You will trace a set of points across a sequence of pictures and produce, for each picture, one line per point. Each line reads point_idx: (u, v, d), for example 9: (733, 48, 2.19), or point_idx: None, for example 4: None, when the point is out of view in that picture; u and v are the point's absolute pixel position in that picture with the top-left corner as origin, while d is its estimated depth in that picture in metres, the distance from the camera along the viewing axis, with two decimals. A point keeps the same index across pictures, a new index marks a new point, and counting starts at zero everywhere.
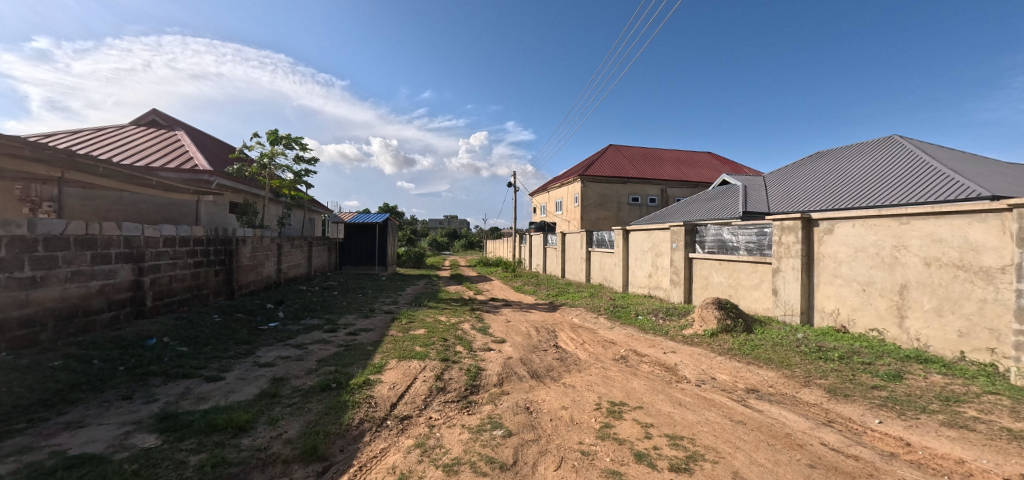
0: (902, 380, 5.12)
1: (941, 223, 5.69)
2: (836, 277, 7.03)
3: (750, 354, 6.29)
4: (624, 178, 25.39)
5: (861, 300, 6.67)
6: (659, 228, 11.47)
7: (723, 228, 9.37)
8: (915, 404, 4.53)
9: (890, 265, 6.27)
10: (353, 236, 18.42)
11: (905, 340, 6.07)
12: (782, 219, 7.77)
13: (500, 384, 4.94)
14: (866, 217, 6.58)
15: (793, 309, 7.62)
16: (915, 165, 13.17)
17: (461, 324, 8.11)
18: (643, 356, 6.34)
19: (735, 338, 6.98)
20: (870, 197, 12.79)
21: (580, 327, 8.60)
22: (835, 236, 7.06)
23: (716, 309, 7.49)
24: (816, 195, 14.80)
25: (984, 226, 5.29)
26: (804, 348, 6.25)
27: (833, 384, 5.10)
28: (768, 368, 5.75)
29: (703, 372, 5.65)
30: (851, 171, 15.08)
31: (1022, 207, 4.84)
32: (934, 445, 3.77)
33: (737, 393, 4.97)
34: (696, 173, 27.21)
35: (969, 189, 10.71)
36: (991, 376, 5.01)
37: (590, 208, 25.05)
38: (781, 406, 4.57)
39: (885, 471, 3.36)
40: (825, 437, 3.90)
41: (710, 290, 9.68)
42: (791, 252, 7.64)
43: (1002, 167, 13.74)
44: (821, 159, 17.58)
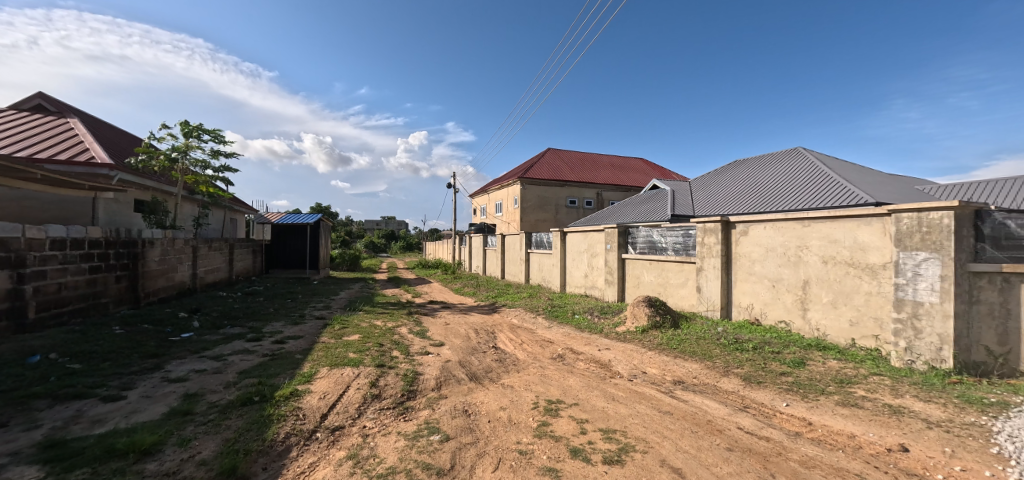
0: (805, 366, 5.70)
1: (836, 225, 6.39)
2: (751, 274, 7.68)
3: (676, 348, 6.69)
4: (562, 181, 26.06)
5: (771, 295, 7.34)
6: (594, 229, 11.89)
7: (653, 229, 9.90)
8: (816, 387, 5.05)
9: (796, 263, 6.95)
10: (281, 237, 17.32)
11: (808, 330, 6.76)
12: (704, 221, 8.35)
13: (438, 388, 4.87)
14: (776, 220, 7.25)
15: (714, 304, 8.21)
16: (816, 174, 14.71)
17: (398, 328, 7.90)
18: (579, 354, 6.54)
19: (663, 333, 7.40)
20: (779, 202, 14.10)
21: (519, 327, 8.69)
22: (749, 237, 7.70)
23: (646, 307, 7.91)
24: (734, 200, 16.07)
25: (869, 228, 6.01)
26: (723, 341, 6.75)
27: (747, 373, 5.57)
28: (692, 360, 6.16)
29: (635, 367, 5.94)
30: (764, 179, 16.55)
31: (899, 211, 5.56)
32: (831, 423, 4.22)
33: (665, 385, 5.26)
34: (629, 178, 28.52)
35: (858, 196, 12.14)
36: (876, 360, 5.71)
37: (529, 210, 25.43)
38: (703, 395, 4.92)
39: (792, 449, 3.71)
40: (741, 421, 4.24)
41: (642, 288, 10.19)
42: (712, 252, 8.24)
43: (884, 177, 15.72)
44: (739, 167, 19.12)
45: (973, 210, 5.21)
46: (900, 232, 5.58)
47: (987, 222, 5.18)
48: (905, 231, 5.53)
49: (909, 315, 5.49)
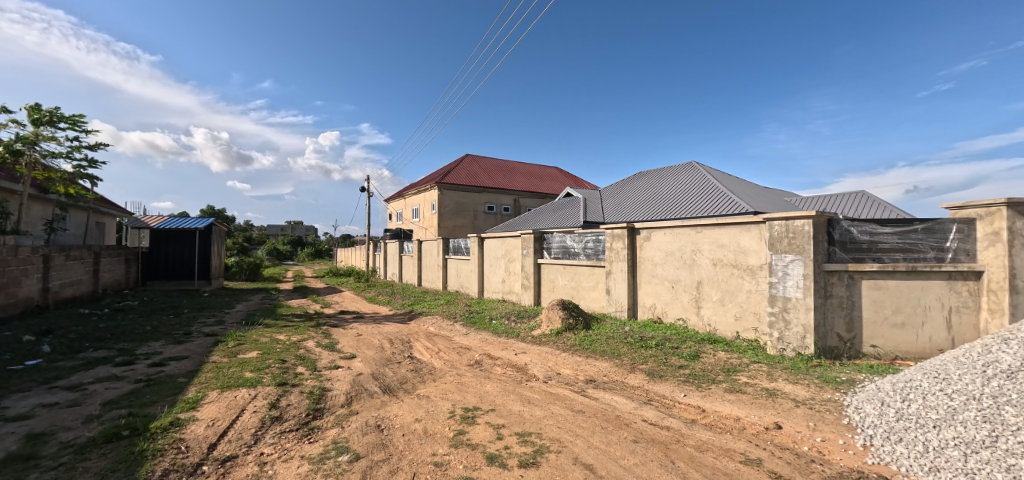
0: (699, 359, 6.29)
1: (723, 231, 7.15)
2: (653, 276, 8.31)
3: (588, 348, 7.02)
4: (480, 187, 26.19)
5: (670, 295, 8.01)
6: (511, 235, 12.10)
7: (566, 235, 10.32)
8: (708, 377, 5.59)
9: (690, 265, 7.66)
10: (163, 243, 15.29)
11: (701, 325, 7.48)
12: (612, 228, 8.88)
13: (349, 404, 4.60)
14: (673, 226, 7.93)
15: (622, 305, 8.76)
16: (707, 186, 16.42)
17: (304, 342, 7.34)
18: (496, 359, 6.59)
19: (576, 335, 7.72)
20: (677, 211, 15.49)
21: (435, 335, 8.53)
22: (651, 242, 8.33)
23: (560, 309, 8.20)
24: (639, 208, 17.34)
25: (749, 233, 6.81)
26: (630, 339, 7.21)
27: (651, 368, 6.00)
28: (602, 359, 6.49)
29: (550, 368, 6.11)
30: (664, 189, 18.07)
31: (772, 219, 6.37)
32: (721, 409, 4.69)
33: (578, 384, 5.48)
34: (544, 185, 29.48)
35: (740, 206, 13.75)
36: (756, 349, 6.48)
37: (447, 216, 25.17)
38: (612, 392, 5.20)
39: (689, 436, 4.06)
40: (646, 414, 4.55)
41: (556, 292, 10.56)
42: (619, 257, 8.78)
43: (760, 190, 17.97)
44: (643, 178, 20.66)
45: (826, 219, 6.14)
46: (773, 237, 6.39)
47: (836, 229, 6.18)
48: (776, 236, 6.34)
49: (780, 309, 6.30)
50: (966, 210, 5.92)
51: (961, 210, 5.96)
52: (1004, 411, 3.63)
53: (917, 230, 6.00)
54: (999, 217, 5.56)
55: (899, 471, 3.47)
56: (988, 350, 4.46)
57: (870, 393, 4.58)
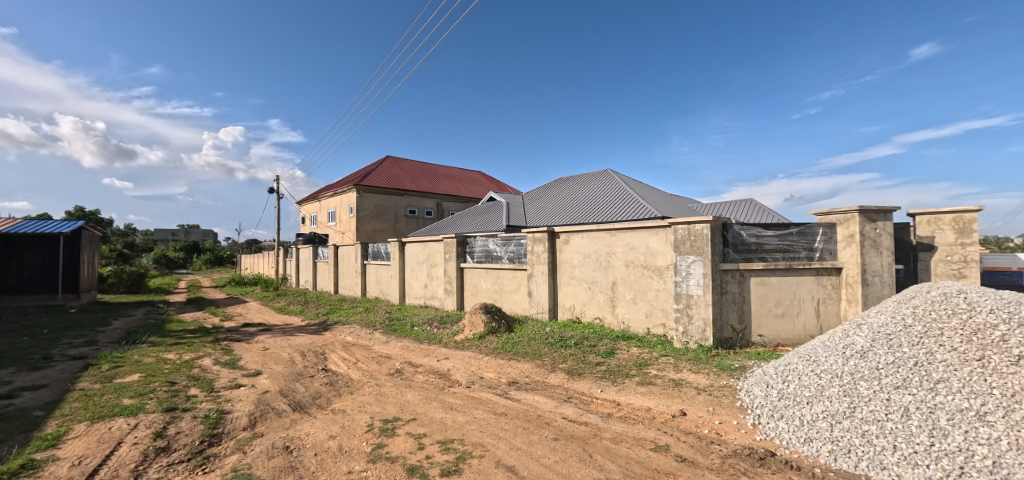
0: (614, 355, 6.65)
1: (635, 234, 7.64)
2: (572, 278, 8.65)
3: (511, 350, 7.11)
4: (401, 190, 25.47)
5: (588, 296, 8.39)
6: (433, 239, 11.90)
7: (489, 239, 10.39)
8: (622, 372, 5.94)
9: (606, 267, 8.08)
10: (14, 251, 12.90)
11: (616, 323, 7.92)
12: (533, 231, 9.09)
13: (252, 426, 4.21)
14: (590, 230, 8.32)
15: (543, 307, 8.99)
16: (621, 193, 17.47)
17: (199, 360, 6.60)
18: (418, 367, 6.43)
19: (499, 338, 7.78)
20: (594, 215, 16.29)
21: (353, 345, 8.12)
22: (570, 245, 8.67)
23: (483, 313, 8.21)
24: (559, 213, 17.96)
25: (657, 236, 7.34)
26: (551, 340, 7.43)
27: (570, 366, 6.23)
28: (525, 361, 6.61)
29: (472, 373, 6.09)
30: (582, 195, 18.90)
31: (676, 224, 6.93)
32: (634, 402, 4.99)
33: (500, 387, 5.52)
34: (468, 189, 29.45)
35: (650, 211, 14.80)
36: (664, 343, 7.01)
37: (366, 220, 24.12)
38: (534, 392, 5.31)
39: (605, 429, 4.26)
40: (565, 411, 4.71)
41: (480, 296, 10.57)
42: (540, 260, 9.01)
43: (667, 197, 19.48)
44: (562, 184, 21.45)
45: (722, 223, 6.81)
46: (677, 240, 6.95)
47: (729, 232, 6.88)
48: (680, 239, 6.91)
49: (684, 305, 6.87)
50: (829, 216, 6.91)
51: (825, 215, 6.94)
52: (859, 386, 4.26)
53: (793, 233, 6.87)
54: (854, 222, 6.58)
55: (782, 444, 3.93)
56: (846, 333, 5.21)
57: (758, 377, 5.14)
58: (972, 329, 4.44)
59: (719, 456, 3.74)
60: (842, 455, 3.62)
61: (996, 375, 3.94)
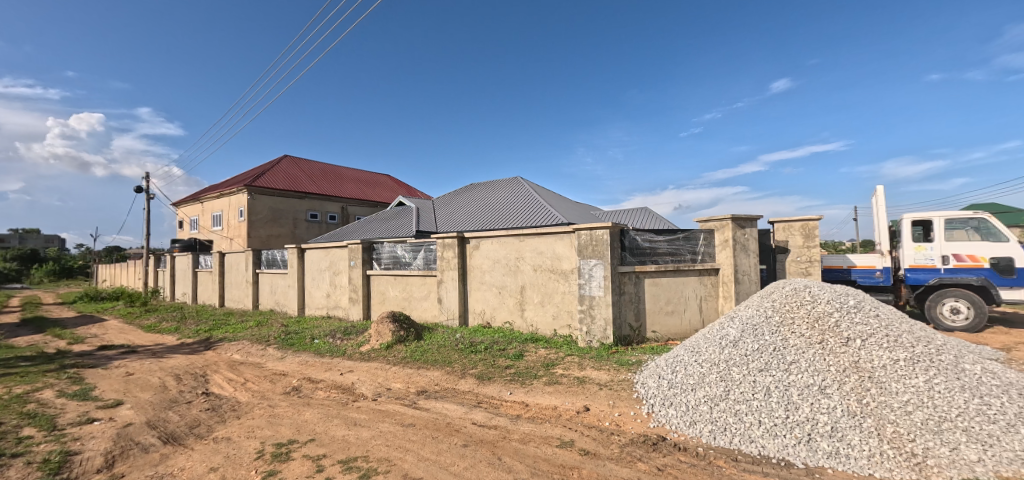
0: (523, 357, 6.82)
1: (542, 240, 7.92)
2: (482, 283, 8.71)
3: (420, 359, 6.95)
4: (301, 192, 23.66)
5: (498, 300, 8.51)
6: (336, 245, 11.22)
7: (397, 245, 10.06)
8: (530, 373, 6.11)
9: (514, 272, 8.27)
10: None
11: (525, 326, 8.13)
12: (443, 237, 9.00)
13: (110, 467, 3.61)
14: (499, 236, 8.45)
15: (453, 313, 8.92)
16: (530, 200, 18.02)
17: (37, 394, 5.49)
18: (318, 382, 6.01)
19: (407, 347, 7.57)
20: (504, 221, 16.60)
21: (242, 363, 7.34)
22: (480, 251, 8.72)
23: (390, 322, 7.91)
24: (470, 219, 18.02)
25: (562, 241, 7.68)
26: (461, 346, 7.40)
27: (480, 371, 6.26)
28: (434, 368, 6.50)
29: (379, 385, 5.83)
30: (493, 201, 19.18)
31: (579, 229, 7.31)
32: (541, 401, 5.16)
33: (408, 397, 5.36)
34: (376, 193, 28.30)
35: (557, 218, 15.47)
36: (570, 343, 7.36)
37: (259, 224, 22.00)
38: (444, 400, 5.24)
39: (513, 431, 4.35)
40: (475, 416, 4.72)
41: (388, 304, 10.20)
42: (450, 266, 8.94)
43: (573, 205, 20.53)
44: (473, 190, 21.56)
45: (620, 229, 7.33)
46: (581, 244, 7.34)
47: (627, 237, 7.43)
48: (583, 244, 7.31)
49: (587, 306, 7.26)
50: (709, 223, 7.79)
51: (706, 222, 7.82)
52: (732, 371, 4.85)
53: (680, 237, 7.63)
54: (728, 228, 7.51)
55: (671, 429, 4.32)
56: (722, 326, 5.91)
57: (651, 369, 5.62)
58: (815, 318, 5.30)
59: (619, 445, 4.01)
60: (719, 434, 4.09)
61: (832, 354, 4.73)
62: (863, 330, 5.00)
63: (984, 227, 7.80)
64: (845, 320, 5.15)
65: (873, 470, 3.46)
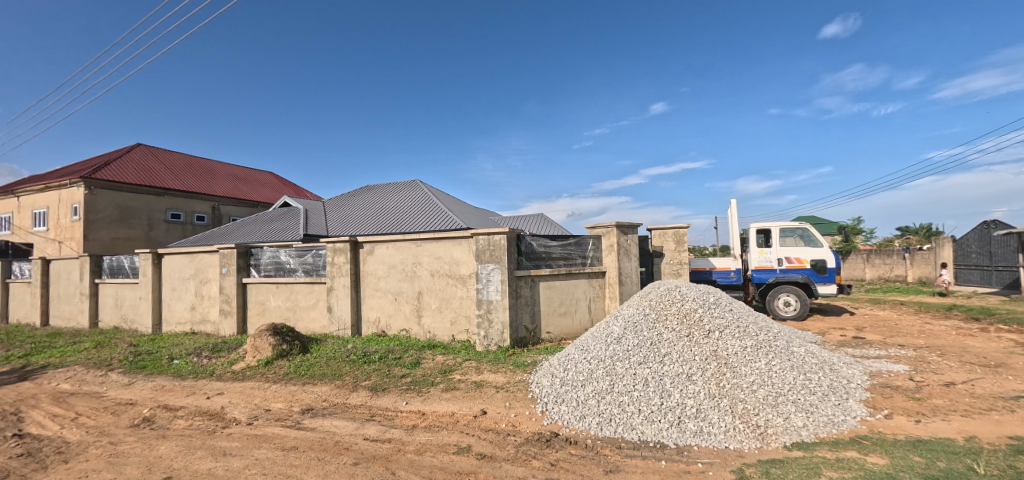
0: (420, 365, 6.66)
1: (440, 245, 7.82)
2: (377, 290, 8.33)
3: (305, 374, 6.40)
4: (158, 188, 20.43)
5: (394, 307, 8.21)
6: (203, 250, 9.88)
7: (279, 250, 9.18)
8: (427, 381, 5.99)
9: (411, 277, 8.05)
10: None
11: (422, 333, 7.96)
12: (333, 241, 8.42)
13: None
14: (395, 240, 8.16)
15: (344, 323, 8.39)
16: (429, 203, 17.73)
17: None
18: (179, 409, 5.23)
19: (291, 362, 6.93)
20: (401, 225, 16.10)
21: (73, 394, 6.09)
22: (374, 256, 8.34)
23: (270, 335, 7.17)
24: (364, 222, 17.15)
25: (460, 246, 7.67)
26: (353, 357, 6.99)
27: (374, 383, 5.97)
28: (322, 383, 6.04)
29: (256, 407, 5.24)
30: (389, 204, 18.50)
31: (477, 234, 7.37)
32: (438, 409, 5.08)
33: (291, 418, 4.90)
34: (255, 192, 25.54)
35: (456, 222, 15.43)
36: (468, 348, 7.37)
37: (101, 225, 18.47)
38: (333, 417, 4.89)
39: (408, 442, 4.21)
40: (367, 431, 4.48)
41: (268, 316, 9.25)
42: (341, 272, 8.39)
43: (472, 209, 20.66)
44: (368, 192, 20.58)
45: (516, 234, 7.53)
46: (479, 249, 7.39)
47: (523, 242, 7.67)
48: (481, 249, 7.36)
49: (485, 311, 7.32)
50: (597, 229, 8.38)
51: (594, 228, 8.40)
52: (616, 365, 5.26)
53: (572, 242, 8.09)
54: (613, 234, 8.16)
55: (563, 424, 4.55)
56: (608, 324, 6.38)
57: (545, 369, 5.86)
58: (683, 313, 5.98)
59: (514, 445, 4.10)
60: (605, 425, 4.40)
61: (697, 345, 5.39)
62: (720, 323, 5.78)
63: (806, 235, 9.54)
64: (706, 315, 5.90)
65: (728, 442, 4.00)
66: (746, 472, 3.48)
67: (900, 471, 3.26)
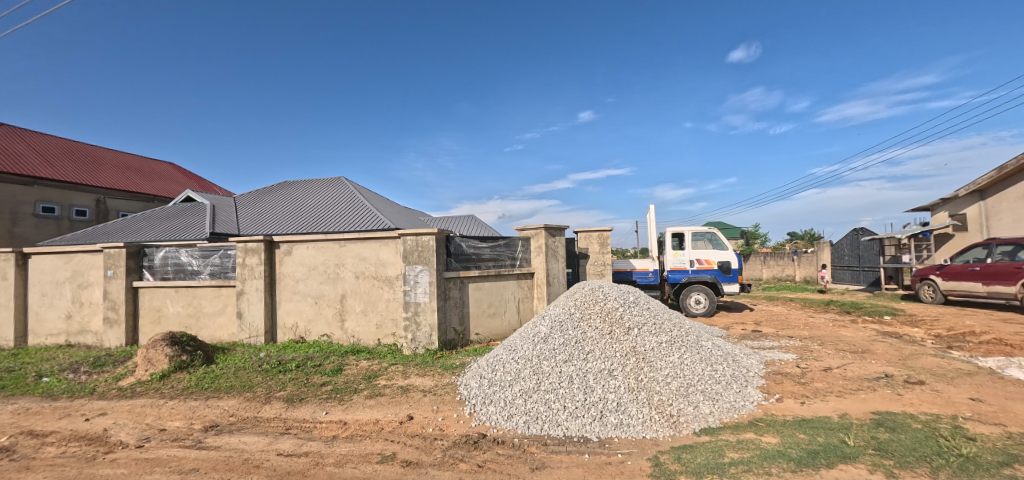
0: (342, 371, 6.34)
1: (365, 245, 7.50)
2: (294, 293, 7.80)
3: (209, 388, 5.81)
4: (26, 176, 17.52)
5: (314, 312, 7.73)
6: (83, 250, 8.62)
7: (180, 250, 8.28)
8: (350, 388, 5.71)
9: (333, 279, 7.63)
10: None
11: (345, 338, 7.59)
12: (244, 241, 7.74)
13: None
14: (316, 240, 7.69)
15: (257, 330, 7.75)
16: (354, 202, 16.96)
17: None
18: (49, 435, 4.51)
19: (192, 374, 6.26)
20: (323, 225, 15.23)
21: None
22: (292, 256, 7.80)
23: (167, 345, 6.42)
24: (282, 221, 16.00)
25: (387, 247, 7.41)
26: (266, 366, 6.48)
27: (290, 393, 5.57)
28: (229, 397, 5.52)
29: (148, 428, 4.66)
30: (310, 202, 17.42)
31: (405, 235, 7.16)
32: (361, 417, 4.85)
33: (191, 437, 4.42)
34: (151, 185, 22.79)
35: (383, 222, 14.91)
36: (394, 352, 7.14)
37: None
38: (241, 433, 4.48)
39: (328, 455, 3.98)
40: (281, 446, 4.16)
41: (166, 323, 8.30)
42: (254, 274, 7.74)
43: (400, 209, 20.08)
44: (286, 188, 19.22)
45: (445, 235, 7.43)
46: (406, 250, 7.18)
47: (452, 243, 7.59)
48: (409, 250, 7.16)
49: (413, 313, 7.13)
50: (526, 231, 8.52)
51: (523, 230, 8.53)
52: (543, 364, 5.37)
53: (501, 244, 8.15)
54: (542, 236, 8.35)
55: (491, 425, 4.56)
56: (535, 324, 6.50)
57: (473, 371, 5.83)
58: (606, 312, 6.27)
59: (442, 450, 4.03)
60: (532, 423, 4.48)
61: (618, 342, 5.66)
62: (639, 320, 6.13)
63: (714, 239, 10.43)
64: (627, 313, 6.23)
65: (645, 432, 4.24)
66: (661, 459, 3.71)
67: (788, 448, 3.66)
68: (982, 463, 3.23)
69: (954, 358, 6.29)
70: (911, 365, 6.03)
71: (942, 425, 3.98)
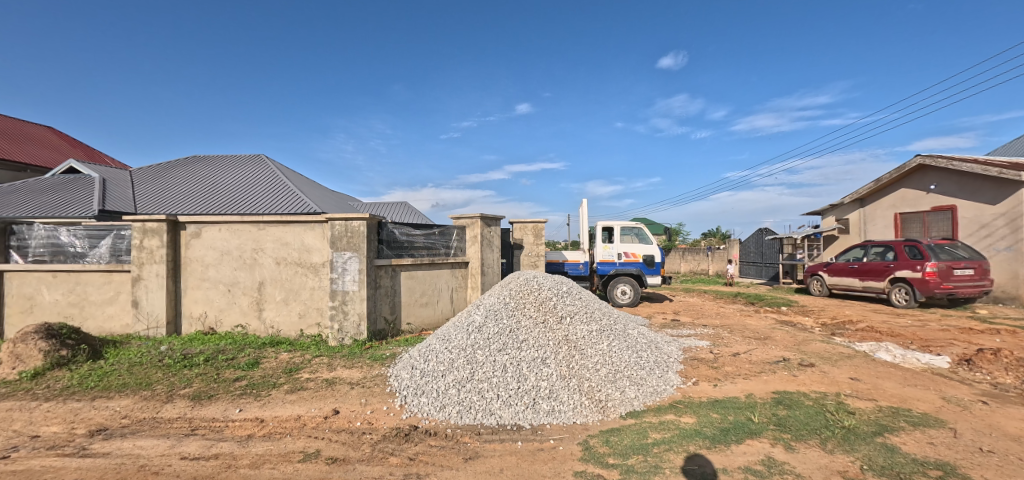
0: (258, 365, 5.87)
1: (287, 229, 6.96)
2: (203, 280, 7.08)
3: (98, 386, 5.11)
4: None
5: (226, 301, 7.07)
6: None
7: (60, 228, 7.18)
8: (269, 382, 5.31)
9: (250, 266, 7.03)
10: None
11: (263, 329, 7.04)
12: (142, 220, 6.86)
13: None
14: (230, 222, 7.01)
15: (157, 321, 6.93)
16: (276, 183, 15.71)
17: None
18: None
19: (73, 372, 5.47)
20: (238, 206, 13.96)
21: None
22: (201, 240, 7.06)
23: (41, 339, 5.55)
24: (189, 200, 14.47)
25: (313, 232, 6.93)
26: (167, 361, 5.83)
27: (198, 390, 5.06)
28: (122, 396, 4.88)
29: (16, 435, 4.00)
30: (223, 181, 15.88)
31: (334, 220, 6.75)
32: (280, 414, 4.51)
33: (73, 443, 3.86)
34: (22, 152, 19.46)
35: (308, 206, 13.98)
36: (319, 343, 6.76)
37: None
38: (137, 436, 3.99)
39: (241, 456, 3.65)
40: (185, 449, 3.75)
41: (40, 314, 7.16)
42: (154, 258, 6.91)
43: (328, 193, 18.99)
44: (195, 164, 17.39)
45: (377, 221, 7.11)
46: (334, 236, 6.77)
47: (384, 230, 7.28)
48: (337, 235, 6.76)
49: (340, 302, 6.76)
50: (461, 220, 8.40)
51: (458, 219, 8.40)
52: (477, 354, 5.32)
53: (435, 232, 7.96)
54: (477, 225, 8.29)
55: (422, 417, 4.46)
56: (469, 313, 6.43)
57: (404, 361, 5.65)
58: (540, 302, 6.36)
59: (371, 444, 3.87)
60: (464, 414, 4.44)
61: (551, 331, 5.77)
62: (571, 310, 6.28)
63: (640, 233, 11.03)
64: (560, 303, 6.38)
65: (575, 417, 4.37)
66: (590, 444, 3.83)
67: (704, 427, 3.96)
68: (859, 433, 3.71)
69: (837, 344, 7.17)
70: (804, 350, 6.79)
71: (829, 401, 4.53)
